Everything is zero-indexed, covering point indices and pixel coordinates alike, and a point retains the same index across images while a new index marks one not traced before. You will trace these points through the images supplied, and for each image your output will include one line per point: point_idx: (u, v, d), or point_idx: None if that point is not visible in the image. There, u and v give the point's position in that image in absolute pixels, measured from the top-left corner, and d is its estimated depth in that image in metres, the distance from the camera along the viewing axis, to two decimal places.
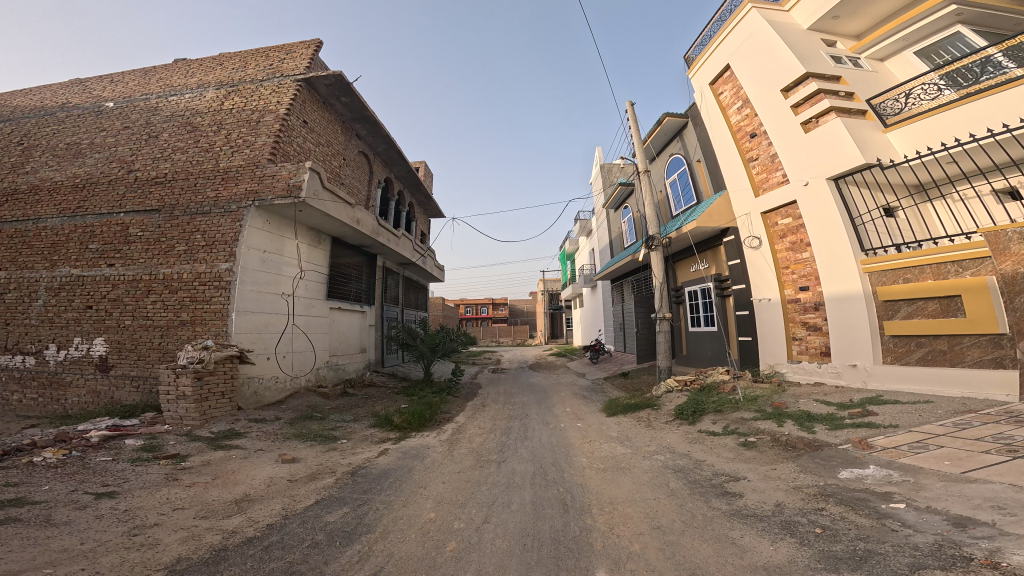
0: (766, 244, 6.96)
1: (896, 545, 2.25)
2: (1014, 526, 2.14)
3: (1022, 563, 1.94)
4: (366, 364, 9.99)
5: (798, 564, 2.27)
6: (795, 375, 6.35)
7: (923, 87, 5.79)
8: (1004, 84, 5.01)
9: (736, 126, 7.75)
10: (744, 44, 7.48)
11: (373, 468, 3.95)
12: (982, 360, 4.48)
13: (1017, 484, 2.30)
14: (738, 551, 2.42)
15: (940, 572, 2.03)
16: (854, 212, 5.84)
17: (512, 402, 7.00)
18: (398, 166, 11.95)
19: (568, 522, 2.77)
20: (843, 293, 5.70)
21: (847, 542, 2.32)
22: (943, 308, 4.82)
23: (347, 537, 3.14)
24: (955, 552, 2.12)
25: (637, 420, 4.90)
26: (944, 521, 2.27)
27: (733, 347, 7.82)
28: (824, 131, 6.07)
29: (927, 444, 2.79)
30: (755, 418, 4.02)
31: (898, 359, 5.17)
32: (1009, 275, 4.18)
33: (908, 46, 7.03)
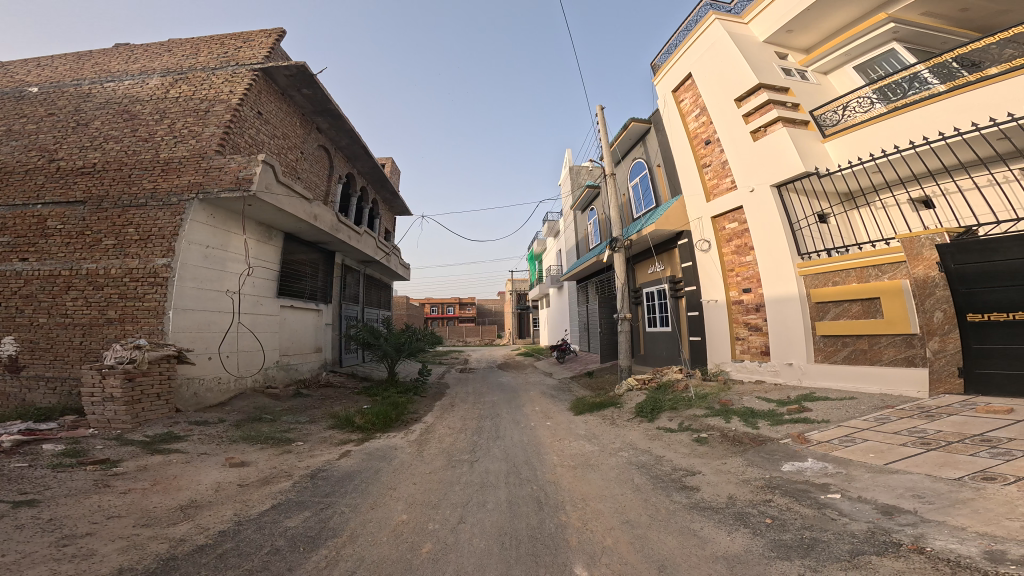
0: (714, 248, 7.42)
1: (837, 532, 2.55)
2: (932, 512, 2.52)
3: (942, 548, 2.32)
4: (322, 364, 9.63)
5: (754, 553, 2.53)
6: (739, 373, 6.86)
7: (858, 100, 6.13)
8: (926, 100, 5.33)
9: (693, 133, 8.09)
10: (705, 55, 7.73)
11: (335, 470, 3.93)
12: (896, 358, 5.02)
13: (932, 474, 2.70)
14: (700, 542, 2.64)
15: (875, 558, 2.36)
16: (793, 218, 6.27)
17: (480, 403, 7.06)
18: (362, 163, 11.60)
19: (544, 519, 2.91)
20: (781, 295, 6.18)
21: (794, 531, 2.60)
22: (865, 310, 5.35)
23: (312, 541, 3.13)
24: (886, 537, 2.45)
25: (603, 418, 5.12)
26: (874, 509, 2.60)
27: (686, 346, 8.26)
28: (772, 141, 6.44)
29: (855, 437, 3.20)
30: (706, 415, 4.33)
31: (828, 358, 5.69)
32: (922, 278, 4.72)
33: (849, 61, 7.43)
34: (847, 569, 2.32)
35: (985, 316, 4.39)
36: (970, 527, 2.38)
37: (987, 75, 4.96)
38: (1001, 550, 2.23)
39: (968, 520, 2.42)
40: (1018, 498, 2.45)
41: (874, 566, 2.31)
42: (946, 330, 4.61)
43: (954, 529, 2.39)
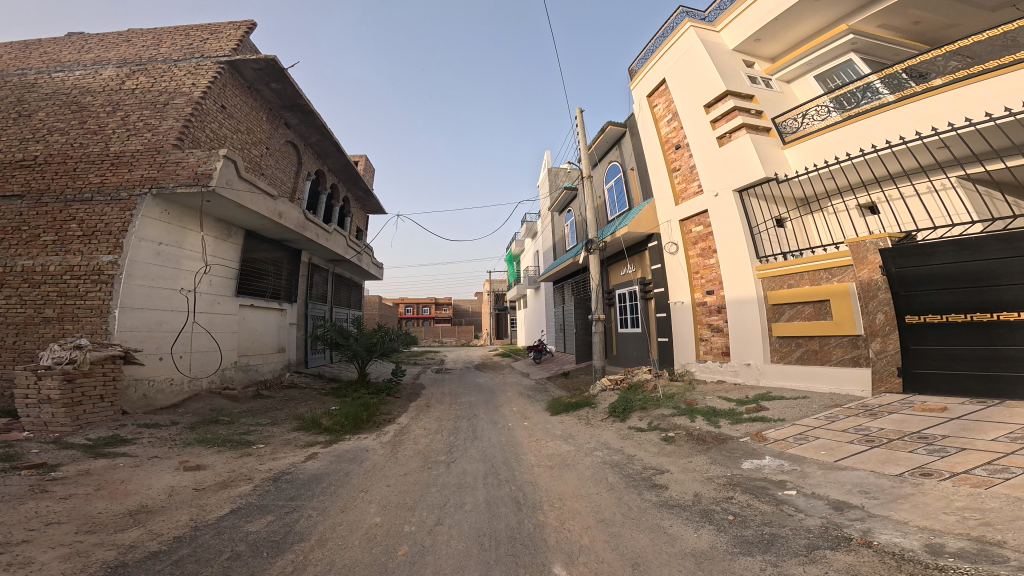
0: (681, 251, 7.70)
1: (794, 527, 2.75)
2: (876, 507, 2.78)
3: (887, 541, 2.56)
4: (285, 365, 9.64)
5: (719, 548, 2.67)
6: (703, 374, 7.16)
7: (815, 109, 6.49)
8: (875, 110, 5.63)
9: (665, 138, 8.30)
10: (677, 62, 7.87)
11: (299, 474, 3.99)
12: (844, 358, 5.33)
13: (875, 471, 3.00)
14: (669, 539, 2.77)
15: (829, 551, 2.57)
16: (753, 222, 6.61)
17: (457, 403, 7.41)
18: (332, 159, 11.73)
19: (523, 519, 3.03)
20: (740, 297, 6.49)
21: (754, 527, 2.78)
22: (816, 312, 5.68)
23: (275, 547, 3.05)
24: (838, 532, 2.68)
25: (577, 417, 5.30)
26: (826, 504, 2.84)
27: (653, 347, 8.57)
28: (735, 147, 6.67)
29: (808, 435, 3.75)
30: (673, 415, 4.57)
31: (782, 358, 6.01)
32: (866, 281, 5.10)
33: (811, 70, 7.75)
34: (805, 562, 2.51)
35: (921, 318, 4.76)
36: (911, 522, 2.63)
37: (932, 87, 5.25)
38: (939, 543, 2.48)
39: (910, 515, 2.67)
40: (953, 494, 2.74)
41: (828, 559, 2.51)
42: (887, 330, 4.97)
43: (897, 523, 2.64)
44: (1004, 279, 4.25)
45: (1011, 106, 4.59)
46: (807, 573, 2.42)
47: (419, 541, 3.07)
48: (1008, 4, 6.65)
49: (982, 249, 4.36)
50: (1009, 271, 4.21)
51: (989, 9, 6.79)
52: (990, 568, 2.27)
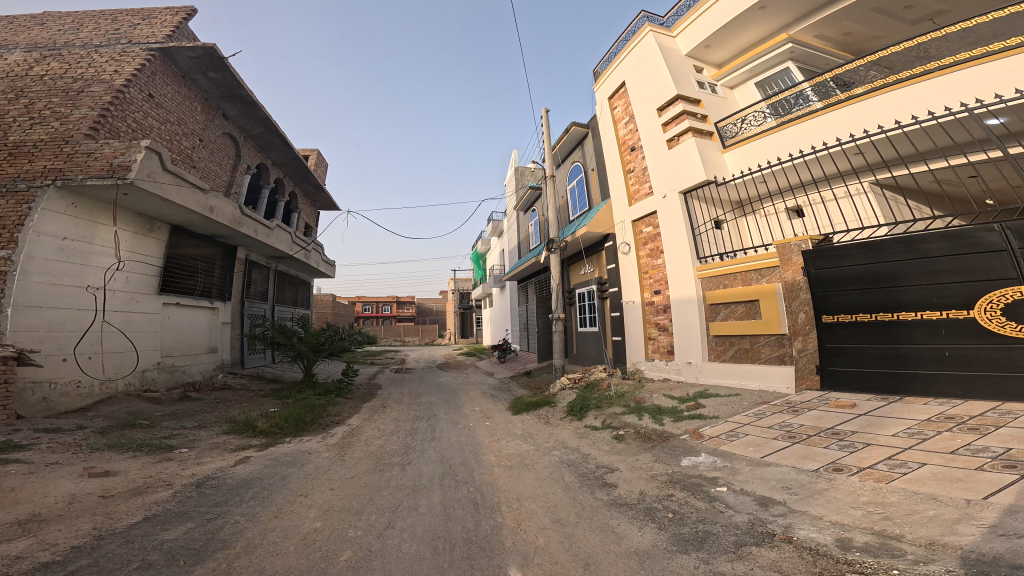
0: (633, 250, 8.33)
1: (724, 524, 2.97)
2: (795, 502, 3.09)
3: (805, 536, 2.85)
4: (217, 366, 9.37)
5: (659, 547, 2.75)
6: (652, 372, 7.78)
7: (753, 115, 7.13)
8: (808, 115, 6.31)
9: (623, 139, 8.82)
10: (637, 65, 8.35)
11: (226, 479, 3.93)
12: (772, 356, 6.00)
13: (796, 467, 3.40)
14: (617, 538, 2.86)
15: (755, 547, 2.78)
16: (695, 223, 7.20)
17: (415, 403, 7.77)
18: (278, 153, 11.82)
19: (480, 522, 3.09)
20: (683, 297, 7.17)
21: (690, 524, 2.96)
22: (748, 311, 6.36)
23: (194, 556, 2.89)
24: (762, 528, 2.93)
25: (537, 416, 5.95)
26: (753, 501, 3.12)
27: (608, 347, 9.27)
28: (682, 149, 7.25)
29: (738, 432, 4.28)
30: (625, 414, 5.28)
31: (718, 356, 6.69)
32: (790, 281, 5.84)
33: (751, 77, 8.28)
34: (733, 558, 2.68)
35: (835, 317, 5.54)
36: (825, 517, 2.95)
37: (854, 94, 5.95)
38: (848, 537, 2.80)
39: (824, 510, 3.00)
40: (861, 490, 3.14)
41: (754, 555, 2.71)
42: (807, 331, 5.68)
43: (813, 518, 2.96)
44: (903, 281, 5.05)
45: (919, 113, 5.35)
46: (739, 570, 2.57)
47: (365, 546, 3.05)
48: (925, 18, 7.33)
49: (885, 252, 5.16)
50: (907, 273, 5.01)
51: (908, 23, 7.41)
52: (890, 561, 2.59)
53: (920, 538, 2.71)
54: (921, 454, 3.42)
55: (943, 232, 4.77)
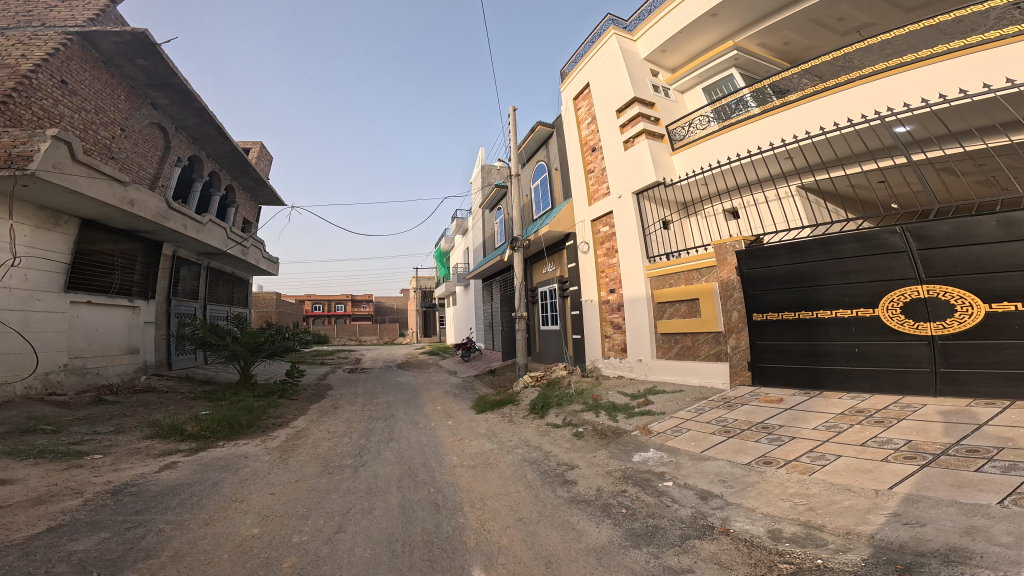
0: (592, 249, 9.24)
1: (670, 518, 3.12)
2: (733, 500, 3.33)
3: (740, 528, 3.05)
4: (139, 368, 9.21)
5: (614, 542, 2.79)
6: (609, 369, 8.65)
7: (699, 118, 7.93)
8: (744, 120, 7.08)
9: (585, 139, 9.62)
10: (600, 67, 9.10)
11: (144, 488, 3.73)
12: (710, 353, 6.95)
13: (730, 461, 3.81)
14: (577, 535, 2.87)
15: (698, 541, 2.91)
16: (646, 222, 8.10)
17: (373, 403, 8.47)
18: (214, 145, 11.60)
19: (440, 524, 3.12)
20: (635, 295, 8.08)
21: (642, 519, 3.07)
22: (690, 310, 7.29)
23: (111, 567, 2.68)
24: (703, 521, 3.11)
25: (501, 416, 6.51)
26: (693, 495, 3.33)
27: (569, 345, 10.22)
28: (636, 150, 8.04)
29: (682, 429, 4.74)
30: (582, 411, 5.95)
31: (665, 354, 7.64)
32: (726, 280, 6.73)
33: (700, 83, 9.10)
34: (680, 551, 2.78)
35: (764, 315, 6.38)
36: (758, 510, 3.21)
37: (787, 101, 6.65)
38: (778, 529, 3.03)
39: (757, 504, 3.28)
40: (788, 483, 3.50)
41: (697, 548, 2.84)
42: (740, 328, 6.56)
43: (747, 510, 3.23)
44: (822, 281, 5.87)
45: (839, 120, 6.08)
46: (688, 564, 2.67)
47: (311, 553, 2.93)
48: (854, 30, 8.20)
49: (807, 252, 5.98)
50: (825, 273, 5.84)
51: (840, 32, 8.23)
52: (815, 550, 2.78)
53: (839, 528, 2.94)
54: (838, 447, 3.98)
55: (856, 235, 5.55)
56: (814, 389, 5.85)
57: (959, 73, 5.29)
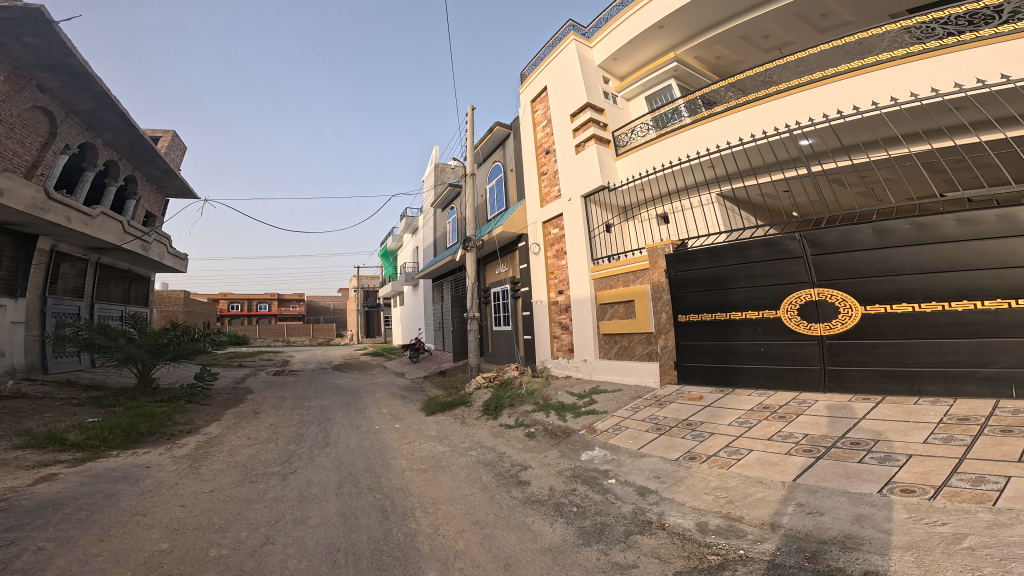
0: (542, 251, 9.53)
1: (616, 515, 3.26)
2: (669, 500, 3.53)
3: (674, 523, 3.21)
4: (5, 372, 8.29)
5: (568, 541, 2.87)
6: (557, 369, 8.92)
7: (639, 127, 8.51)
8: (679, 129, 7.69)
9: (540, 141, 9.97)
10: (557, 72, 9.48)
11: (20, 503, 3.37)
12: (646, 352, 7.29)
13: (665, 462, 4.12)
14: (533, 536, 2.93)
15: (639, 535, 3.05)
16: (591, 225, 8.49)
17: (310, 406, 8.38)
18: (112, 132, 10.47)
19: (391, 532, 3.09)
20: (580, 296, 8.41)
21: (591, 518, 3.19)
22: (627, 311, 7.64)
23: None
24: (643, 517, 3.28)
25: (455, 417, 6.94)
26: (634, 497, 3.54)
27: (521, 346, 10.45)
28: (586, 155, 8.47)
29: (621, 427, 5.16)
30: (533, 411, 6.43)
31: (606, 353, 7.97)
32: (656, 282, 7.13)
33: (643, 92, 9.94)
34: (624, 548, 2.88)
35: (686, 316, 6.78)
36: (687, 504, 3.45)
37: (716, 112, 7.30)
38: (705, 521, 3.23)
39: (686, 498, 3.53)
40: (709, 477, 3.79)
41: (639, 542, 2.97)
42: (667, 328, 6.97)
43: (678, 505, 3.46)
44: (734, 283, 6.32)
45: (755, 132, 6.76)
46: (632, 559, 2.76)
47: (237, 564, 2.76)
48: (775, 48, 9.37)
49: (722, 257, 6.44)
50: (736, 277, 6.30)
51: (763, 50, 9.41)
52: (736, 541, 2.96)
53: (756, 518, 3.18)
54: (748, 442, 4.34)
55: (761, 242, 6.07)
56: (726, 385, 6.28)
57: (859, 89, 6.05)
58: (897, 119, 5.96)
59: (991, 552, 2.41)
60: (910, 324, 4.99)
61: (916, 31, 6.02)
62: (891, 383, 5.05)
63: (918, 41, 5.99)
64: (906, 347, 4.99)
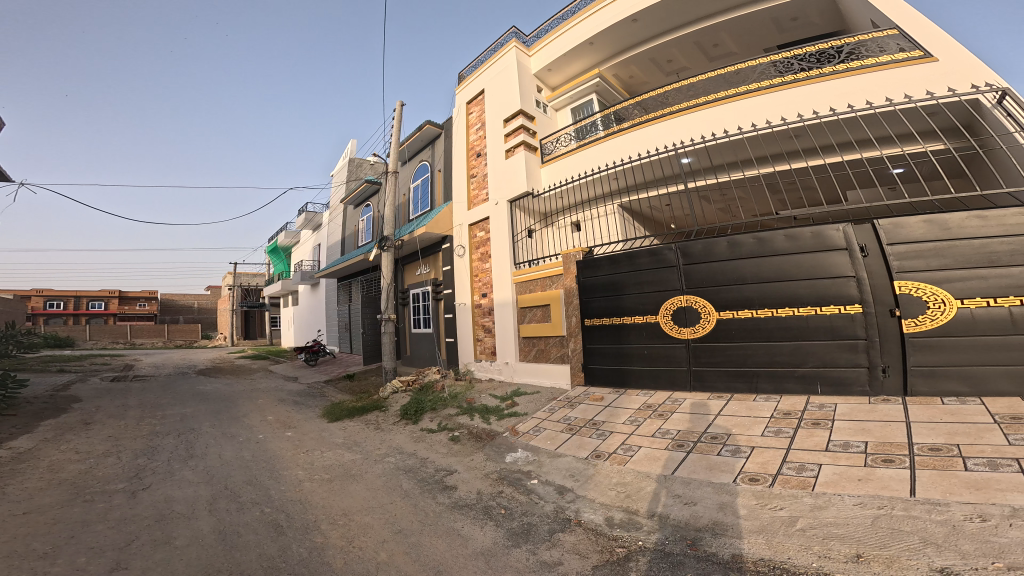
0: (467, 254, 9.48)
1: (544, 516, 3.37)
2: (586, 497, 3.69)
3: (588, 518, 3.35)
4: None
5: (499, 545, 2.93)
6: (480, 372, 8.92)
7: (562, 137, 8.82)
8: (595, 141, 8.04)
9: (471, 144, 9.97)
10: (495, 76, 9.56)
11: None
12: (561, 354, 7.52)
13: (580, 462, 4.28)
14: (463, 543, 2.95)
15: (560, 533, 3.15)
16: (515, 229, 8.61)
17: (166, 415, 7.59)
18: None
19: (298, 548, 2.93)
20: (503, 299, 8.48)
21: (519, 519, 3.29)
22: (545, 315, 7.85)
23: None
24: (565, 515, 3.40)
25: (366, 424, 6.68)
26: (555, 497, 3.67)
27: (442, 349, 10.31)
28: (514, 161, 8.60)
29: (541, 428, 5.32)
30: (458, 414, 6.41)
31: (526, 357, 8.10)
32: (569, 287, 7.35)
33: (569, 105, 10.37)
34: (550, 546, 2.97)
35: (590, 320, 7.09)
36: (598, 500, 3.62)
37: (624, 127, 7.75)
38: (612, 515, 3.40)
39: (598, 494, 3.71)
40: (612, 473, 4.00)
41: (561, 540, 3.06)
42: (578, 332, 7.23)
43: (589, 501, 3.61)
44: (626, 290, 6.71)
45: (656, 147, 7.25)
46: (559, 557, 2.84)
47: None
48: (673, 73, 10.32)
49: (619, 264, 6.79)
50: (631, 283, 6.67)
51: (665, 74, 10.31)
52: (636, 532, 3.13)
53: (647, 510, 3.40)
54: (639, 439, 4.62)
55: (649, 251, 6.50)
56: (621, 386, 6.63)
57: (745, 112, 6.62)
58: (783, 140, 6.64)
59: (818, 532, 2.82)
60: (750, 329, 5.67)
61: (780, 66, 6.80)
62: (737, 382, 5.66)
63: (780, 74, 6.76)
64: (745, 349, 5.67)
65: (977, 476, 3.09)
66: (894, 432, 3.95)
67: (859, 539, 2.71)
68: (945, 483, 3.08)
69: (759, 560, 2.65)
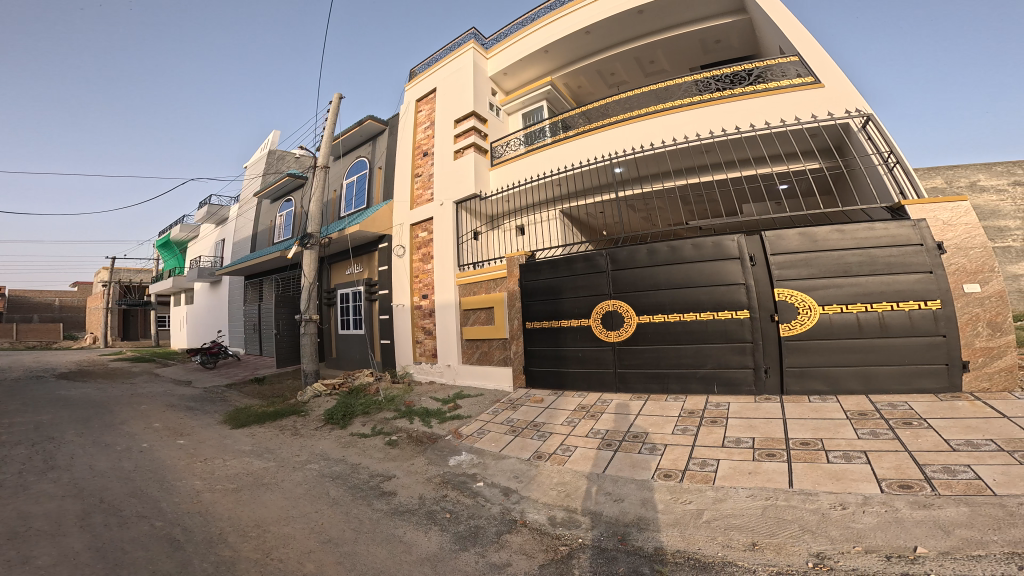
0: (407, 254, 9.33)
1: (490, 518, 3.38)
2: (527, 498, 3.72)
3: (532, 519, 3.38)
4: None
5: (445, 549, 2.91)
6: (420, 374, 8.82)
7: (510, 142, 8.91)
8: (542, 146, 8.17)
9: (418, 142, 9.85)
10: (450, 76, 9.51)
11: None
12: (503, 356, 7.58)
13: (524, 464, 4.32)
14: (406, 549, 2.92)
15: (506, 534, 3.17)
16: (460, 231, 8.59)
17: (21, 424, 6.83)
18: None
19: (217, 561, 2.79)
20: (445, 301, 8.42)
21: (466, 522, 3.29)
22: (488, 317, 7.88)
23: None
24: (512, 517, 3.42)
25: (284, 429, 6.41)
26: (498, 498, 3.69)
27: (375, 350, 10.11)
28: (462, 162, 8.58)
29: (485, 429, 5.34)
30: (394, 418, 6.30)
31: (468, 359, 8.08)
32: (511, 290, 7.41)
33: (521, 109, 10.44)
34: (498, 548, 2.98)
35: (531, 323, 7.17)
36: (542, 500, 3.67)
37: (566, 135, 7.93)
38: (555, 514, 3.46)
39: (540, 494, 3.76)
40: (553, 474, 4.06)
41: (509, 541, 3.08)
42: (518, 335, 7.29)
43: (533, 501, 3.66)
44: (564, 294, 6.83)
45: (597, 154, 7.44)
46: (507, 557, 2.86)
47: None
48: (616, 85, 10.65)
49: (559, 268, 6.91)
50: (568, 287, 6.81)
51: (608, 86, 10.63)
52: (575, 530, 3.20)
53: (587, 508, 3.48)
54: (577, 439, 4.72)
55: (585, 256, 6.67)
56: (559, 388, 6.74)
57: (675, 123, 6.90)
58: (718, 155, 7.02)
59: (720, 523, 2.99)
60: (664, 332, 5.90)
61: (700, 84, 7.12)
62: (652, 384, 5.89)
63: (699, 92, 7.09)
64: (658, 351, 5.91)
65: (836, 467, 3.39)
66: (774, 428, 4.26)
67: (753, 529, 2.88)
68: (814, 474, 3.35)
69: (676, 552, 2.78)
